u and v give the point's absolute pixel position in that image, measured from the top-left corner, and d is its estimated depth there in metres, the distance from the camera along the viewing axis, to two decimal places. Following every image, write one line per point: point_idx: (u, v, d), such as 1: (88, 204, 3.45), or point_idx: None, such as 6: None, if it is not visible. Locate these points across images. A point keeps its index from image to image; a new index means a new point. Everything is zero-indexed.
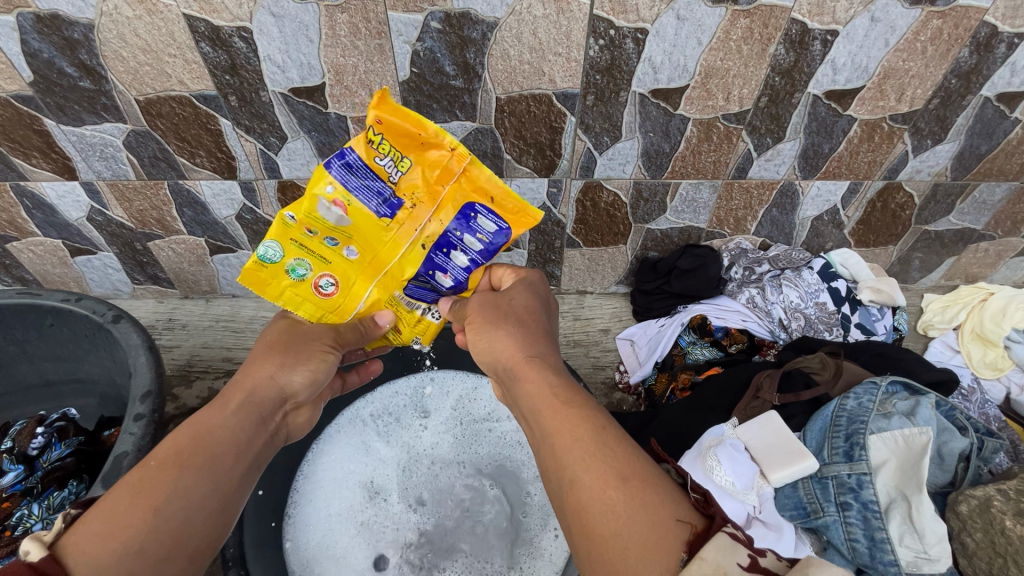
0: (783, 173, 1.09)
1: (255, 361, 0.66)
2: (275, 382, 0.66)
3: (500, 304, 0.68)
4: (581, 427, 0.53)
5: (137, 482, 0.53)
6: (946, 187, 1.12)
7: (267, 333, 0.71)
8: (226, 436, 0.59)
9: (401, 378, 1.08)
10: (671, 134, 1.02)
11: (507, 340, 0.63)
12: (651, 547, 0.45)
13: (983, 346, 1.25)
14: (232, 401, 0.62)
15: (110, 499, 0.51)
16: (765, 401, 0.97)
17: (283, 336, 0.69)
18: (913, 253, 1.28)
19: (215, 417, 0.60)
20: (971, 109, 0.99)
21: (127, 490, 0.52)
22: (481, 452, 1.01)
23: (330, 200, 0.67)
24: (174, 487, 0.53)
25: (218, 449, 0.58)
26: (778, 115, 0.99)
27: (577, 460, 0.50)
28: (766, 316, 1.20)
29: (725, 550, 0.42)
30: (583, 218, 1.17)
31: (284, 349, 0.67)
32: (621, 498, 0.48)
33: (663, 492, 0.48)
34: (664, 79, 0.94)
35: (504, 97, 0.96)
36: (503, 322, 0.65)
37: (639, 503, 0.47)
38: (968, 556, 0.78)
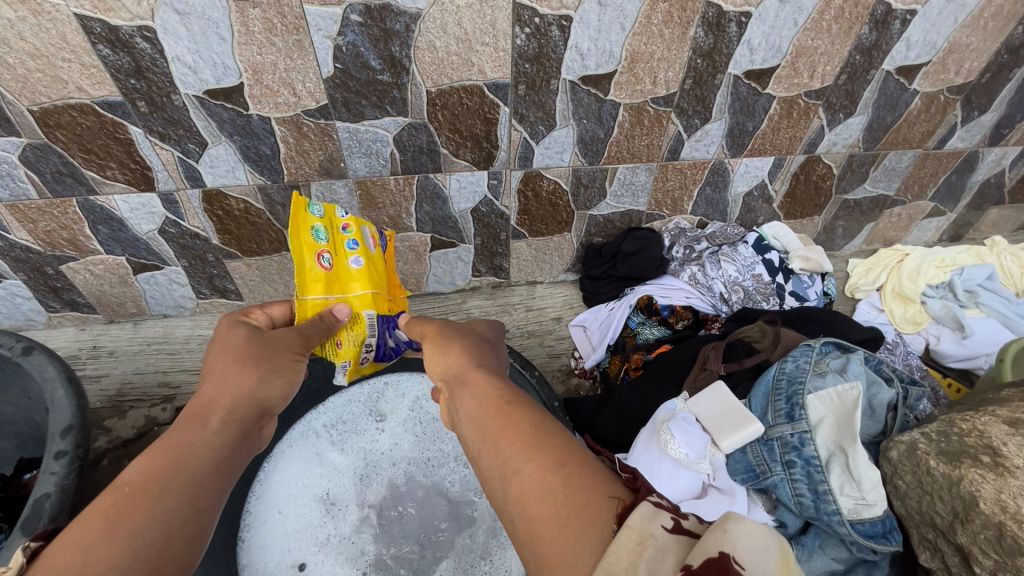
0: (713, 152, 1.13)
1: (224, 376, 0.62)
2: (249, 393, 0.62)
3: (441, 334, 0.72)
4: (524, 422, 0.53)
5: (114, 503, 0.48)
6: (860, 157, 1.20)
7: (226, 337, 0.66)
8: (204, 455, 0.55)
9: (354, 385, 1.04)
10: (605, 120, 1.04)
11: (465, 353, 0.67)
12: (584, 517, 0.43)
13: (903, 304, 1.34)
14: (207, 418, 0.58)
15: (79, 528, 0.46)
16: (712, 372, 1.00)
17: (248, 346, 0.65)
18: (836, 222, 1.35)
19: (191, 434, 0.56)
20: (875, 83, 1.06)
21: (99, 518, 0.47)
22: (444, 449, 1.00)
23: (367, 231, 0.86)
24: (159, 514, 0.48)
25: (200, 467, 0.54)
26: (703, 97, 1.03)
27: (516, 446, 0.51)
28: (708, 292, 1.22)
29: (648, 515, 0.40)
30: (526, 208, 1.18)
31: (257, 360, 0.64)
32: (560, 480, 0.47)
33: (598, 475, 0.47)
34: (592, 66, 0.95)
35: (434, 90, 0.95)
36: (454, 342, 0.69)
37: (576, 483, 0.46)
38: (901, 498, 0.81)
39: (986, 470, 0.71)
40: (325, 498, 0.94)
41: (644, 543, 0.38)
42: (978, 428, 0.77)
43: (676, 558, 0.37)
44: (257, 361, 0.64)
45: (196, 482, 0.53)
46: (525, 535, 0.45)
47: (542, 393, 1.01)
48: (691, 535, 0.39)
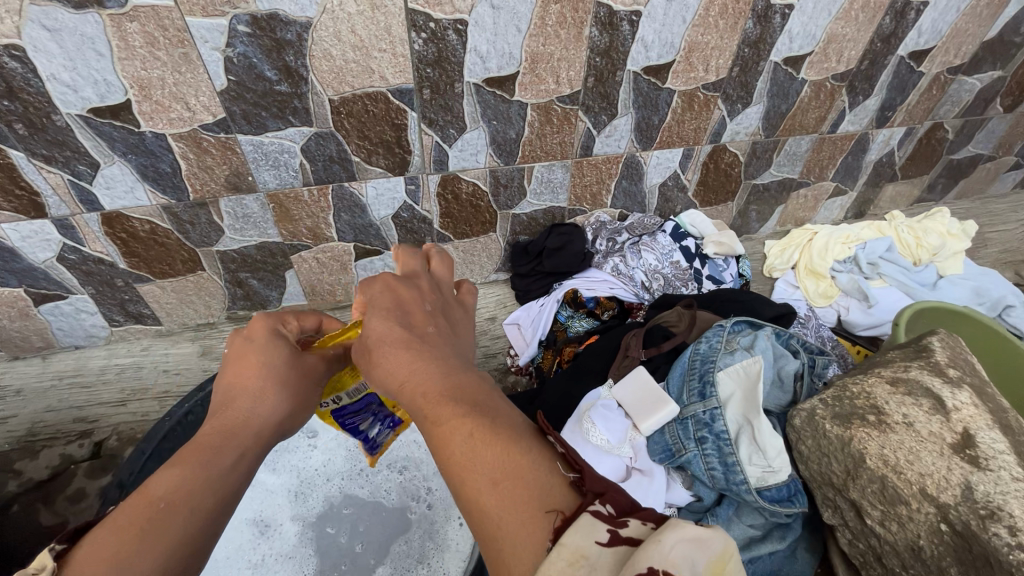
0: (624, 146, 1.18)
1: (259, 398, 0.60)
2: (267, 422, 0.59)
3: (359, 340, 0.55)
4: (459, 431, 0.44)
5: (132, 524, 0.46)
6: (762, 144, 1.27)
7: (265, 346, 0.63)
8: (229, 471, 0.53)
9: None
10: (514, 120, 1.06)
11: (389, 356, 0.52)
12: (523, 534, 0.38)
13: (816, 279, 1.42)
14: (230, 443, 0.55)
15: (99, 545, 0.44)
16: (634, 359, 1.03)
17: (286, 366, 0.62)
18: (749, 206, 1.42)
19: (224, 449, 0.54)
20: (766, 74, 1.12)
21: (128, 526, 0.46)
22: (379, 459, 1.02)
23: None
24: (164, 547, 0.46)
25: (216, 497, 0.51)
26: (606, 94, 1.06)
27: (458, 461, 0.43)
28: (629, 281, 1.25)
29: (585, 529, 0.37)
30: (448, 211, 1.19)
31: (289, 386, 0.62)
32: (495, 496, 0.41)
33: (540, 477, 0.42)
34: (494, 68, 0.97)
35: (337, 98, 0.94)
36: (371, 343, 0.53)
37: (514, 495, 0.41)
38: (805, 461, 0.84)
39: (872, 429, 0.75)
40: (255, 519, 0.92)
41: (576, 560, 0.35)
42: (866, 390, 0.81)
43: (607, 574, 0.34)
44: (282, 386, 0.61)
45: (208, 512, 0.50)
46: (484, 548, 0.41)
47: None
48: (630, 543, 0.36)
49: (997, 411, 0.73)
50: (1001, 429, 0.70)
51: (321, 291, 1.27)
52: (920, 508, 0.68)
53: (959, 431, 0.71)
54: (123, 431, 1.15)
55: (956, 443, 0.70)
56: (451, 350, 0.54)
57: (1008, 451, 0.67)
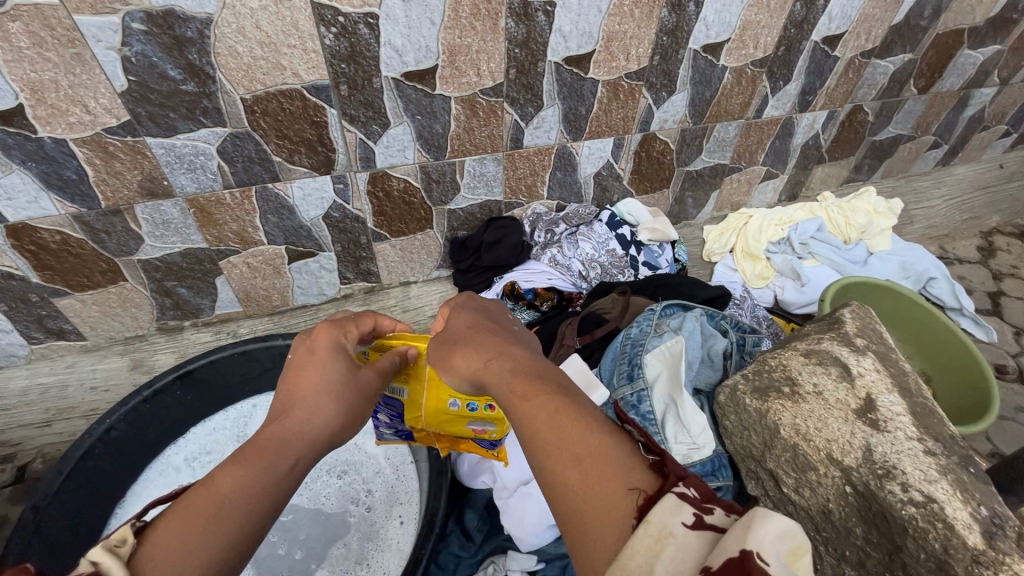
0: (554, 138, 1.19)
1: (315, 405, 0.63)
2: (323, 431, 0.63)
3: (444, 335, 0.65)
4: (547, 417, 0.52)
5: (202, 515, 0.51)
6: (691, 132, 1.29)
7: (326, 355, 0.66)
8: (288, 470, 0.59)
9: (217, 413, 1.11)
10: (439, 114, 1.05)
11: (474, 349, 0.61)
12: (608, 510, 0.45)
13: (752, 261, 1.47)
14: (288, 448, 0.60)
15: (175, 530, 0.49)
16: (569, 347, 1.05)
17: (342, 377, 0.65)
18: (685, 193, 1.45)
19: (286, 449, 0.59)
20: (687, 61, 1.15)
21: (197, 512, 0.51)
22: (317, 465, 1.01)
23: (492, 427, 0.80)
24: (229, 542, 0.51)
25: (272, 499, 0.56)
26: (530, 85, 1.07)
27: (543, 441, 0.50)
28: (567, 271, 1.26)
29: (669, 510, 0.41)
30: (381, 209, 1.17)
31: (342, 397, 0.65)
32: (577, 475, 0.48)
33: (616, 462, 0.47)
34: (412, 62, 0.96)
35: (249, 97, 0.92)
36: (456, 341, 0.63)
37: (594, 475, 0.47)
38: (729, 436, 0.87)
39: (785, 399, 0.78)
40: None
41: (664, 538, 0.40)
42: (782, 363, 0.82)
43: (694, 556, 0.39)
44: (338, 399, 0.64)
45: (262, 512, 0.54)
46: (566, 519, 0.47)
47: None
48: (713, 529, 0.40)
49: (898, 375, 0.76)
50: (900, 392, 0.73)
51: (255, 296, 1.24)
52: (826, 472, 0.70)
53: (862, 397, 0.73)
54: (48, 452, 1.09)
55: (859, 408, 0.72)
56: (532, 351, 0.62)
57: (904, 413, 0.70)
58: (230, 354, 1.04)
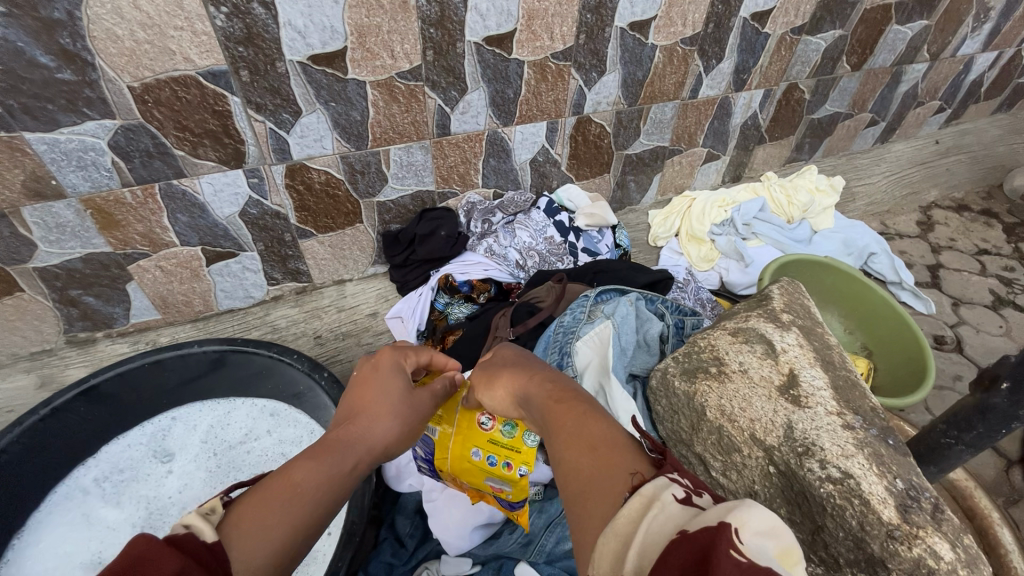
0: (483, 123, 1.15)
1: (376, 418, 0.70)
2: (376, 443, 0.68)
3: (492, 364, 0.74)
4: (572, 418, 0.56)
5: (274, 495, 0.57)
6: (626, 114, 1.27)
7: (392, 376, 0.74)
8: (346, 474, 0.64)
9: (133, 429, 1.01)
10: (354, 100, 1.00)
11: (519, 372, 0.69)
12: (609, 485, 0.45)
13: (698, 244, 1.46)
14: (346, 453, 0.65)
15: (253, 505, 0.56)
16: (502, 338, 1.01)
17: (400, 396, 0.72)
18: (627, 177, 1.43)
19: (347, 454, 0.65)
20: (614, 40, 1.12)
21: (271, 497, 0.57)
22: (240, 476, 0.97)
23: (506, 486, 0.76)
24: (288, 523, 0.56)
25: (329, 493, 0.61)
26: (451, 67, 1.03)
27: (565, 438, 0.54)
28: (504, 261, 1.22)
29: (661, 485, 0.42)
30: (303, 203, 1.11)
31: (398, 415, 0.71)
32: (587, 463, 0.49)
33: (623, 452, 0.48)
34: (317, 44, 0.91)
35: (137, 85, 0.85)
36: (500, 368, 0.71)
37: (600, 459, 0.49)
38: (661, 422, 0.85)
39: (711, 379, 0.75)
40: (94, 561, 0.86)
41: (651, 503, 0.40)
42: (710, 343, 0.80)
43: (677, 521, 0.37)
44: (397, 416, 0.71)
45: (319, 505, 0.59)
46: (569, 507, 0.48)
47: (332, 394, 0.95)
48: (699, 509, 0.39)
49: (822, 349, 0.74)
50: (822, 366, 0.71)
51: (174, 302, 1.15)
52: (750, 453, 0.68)
53: (786, 373, 0.71)
54: None
55: (782, 384, 0.70)
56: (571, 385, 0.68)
57: (824, 387, 0.68)
58: (142, 365, 0.96)
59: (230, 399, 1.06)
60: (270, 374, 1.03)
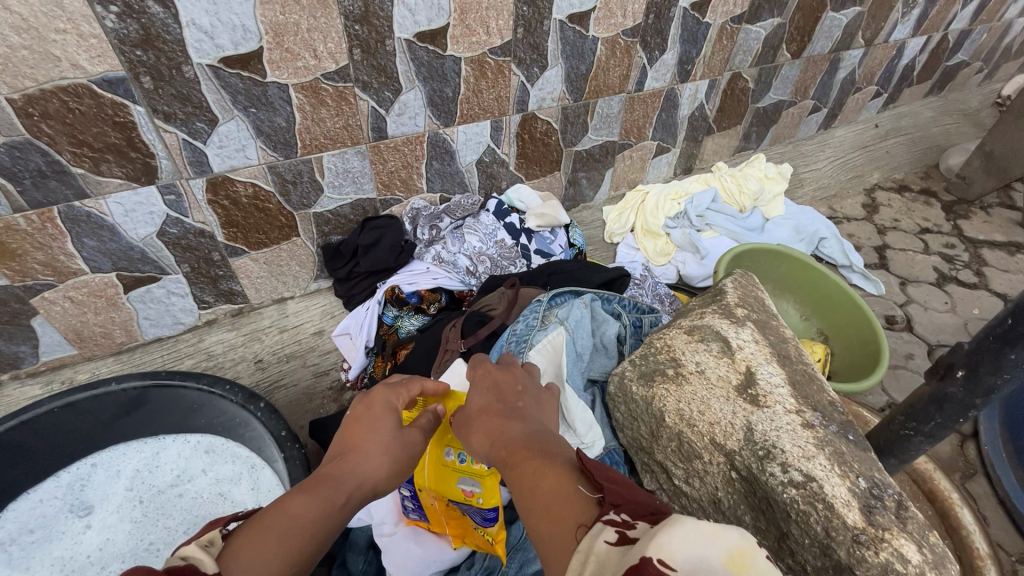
0: (422, 124, 1.09)
1: (370, 454, 0.61)
2: (367, 483, 0.60)
3: (462, 411, 0.67)
4: (534, 469, 0.53)
5: (266, 535, 0.50)
6: (573, 109, 1.23)
7: (384, 406, 0.66)
8: (338, 514, 0.56)
9: (46, 481, 0.90)
10: (277, 105, 0.92)
11: (484, 417, 0.63)
12: (557, 541, 0.44)
13: (653, 239, 1.44)
14: (338, 491, 0.57)
15: (245, 543, 0.49)
16: (454, 351, 0.95)
17: (396, 430, 0.64)
18: (578, 174, 1.39)
19: (340, 491, 0.57)
20: (554, 34, 1.08)
21: (267, 530, 0.51)
22: (171, 524, 0.88)
23: (478, 487, 0.70)
24: (277, 571, 0.49)
25: (318, 538, 0.53)
26: (381, 67, 0.96)
27: (524, 491, 0.51)
28: (454, 268, 1.17)
29: (595, 531, 0.42)
30: (230, 218, 1.02)
31: (395, 451, 0.62)
32: (541, 516, 0.48)
33: (570, 501, 0.47)
34: (228, 45, 0.82)
35: (18, 97, 0.74)
36: (469, 413, 0.65)
37: (549, 510, 0.47)
38: (620, 429, 0.81)
39: (669, 383, 0.71)
40: None
41: (588, 555, 0.40)
42: (666, 343, 0.77)
43: (610, 568, 0.38)
44: (390, 454, 0.62)
45: (311, 548, 0.52)
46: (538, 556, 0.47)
47: (270, 425, 0.88)
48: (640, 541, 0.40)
49: (778, 343, 0.72)
50: (779, 361, 0.69)
51: (90, 335, 1.04)
52: (711, 459, 0.65)
53: (743, 371, 0.68)
54: None
55: (739, 384, 0.67)
56: (534, 421, 0.63)
57: (782, 384, 0.65)
58: (51, 410, 0.87)
59: (158, 438, 0.96)
60: (201, 408, 0.95)
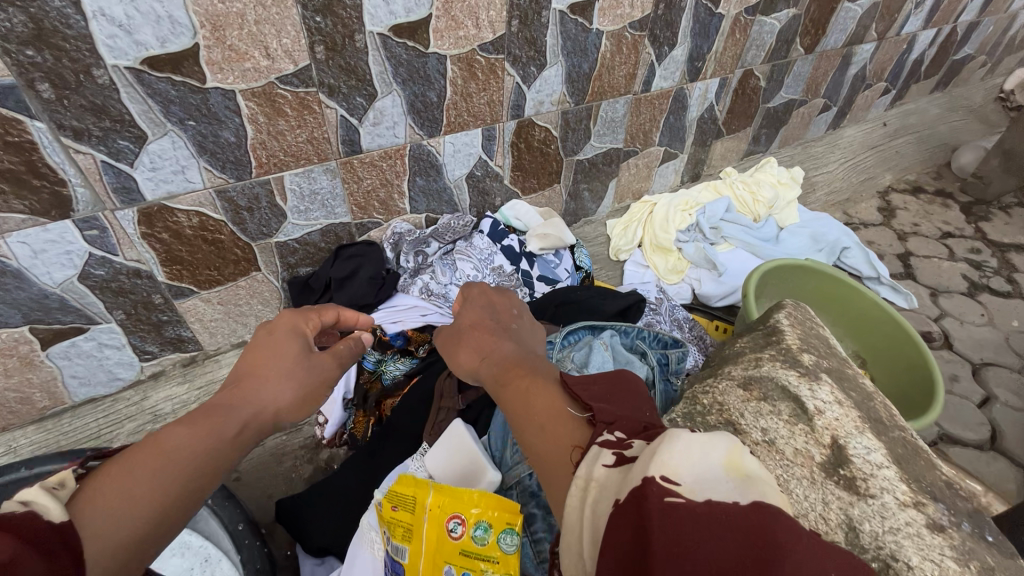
0: (403, 135, 0.92)
1: (273, 380, 0.54)
2: (269, 410, 0.52)
3: (451, 327, 0.64)
4: (528, 389, 0.50)
5: (134, 468, 0.42)
6: (573, 114, 1.09)
7: (286, 332, 0.58)
8: (233, 444, 0.48)
9: None
10: (223, 117, 0.75)
11: (475, 337, 0.60)
12: (553, 462, 0.43)
13: (664, 255, 1.30)
14: (228, 421, 0.49)
15: (109, 478, 0.41)
16: (450, 410, 0.78)
17: (299, 355, 0.56)
18: (579, 186, 1.24)
19: (233, 419, 0.49)
20: (554, 26, 0.93)
21: (136, 463, 0.42)
22: None
23: None
24: (148, 505, 0.41)
25: (207, 468, 0.45)
26: (351, 67, 0.80)
27: (518, 408, 0.49)
28: (445, 302, 1.00)
29: (591, 457, 0.40)
30: (173, 253, 0.84)
31: (302, 377, 0.55)
32: (538, 437, 0.46)
33: (565, 424, 0.45)
34: (153, 42, 0.65)
35: None
36: (459, 331, 0.62)
37: (545, 429, 0.45)
38: None
39: None
40: None
41: (588, 484, 0.38)
42: (717, 400, 0.61)
43: (611, 490, 0.36)
44: (295, 379, 0.55)
45: (195, 483, 0.44)
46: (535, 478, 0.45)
47: (222, 515, 0.69)
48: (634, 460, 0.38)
49: (864, 403, 0.57)
50: (873, 430, 0.54)
51: (2, 402, 0.85)
52: None
53: (828, 445, 0.53)
54: None
55: (826, 462, 0.52)
56: (526, 343, 0.60)
57: (886, 463, 0.50)
58: None
59: None
60: None
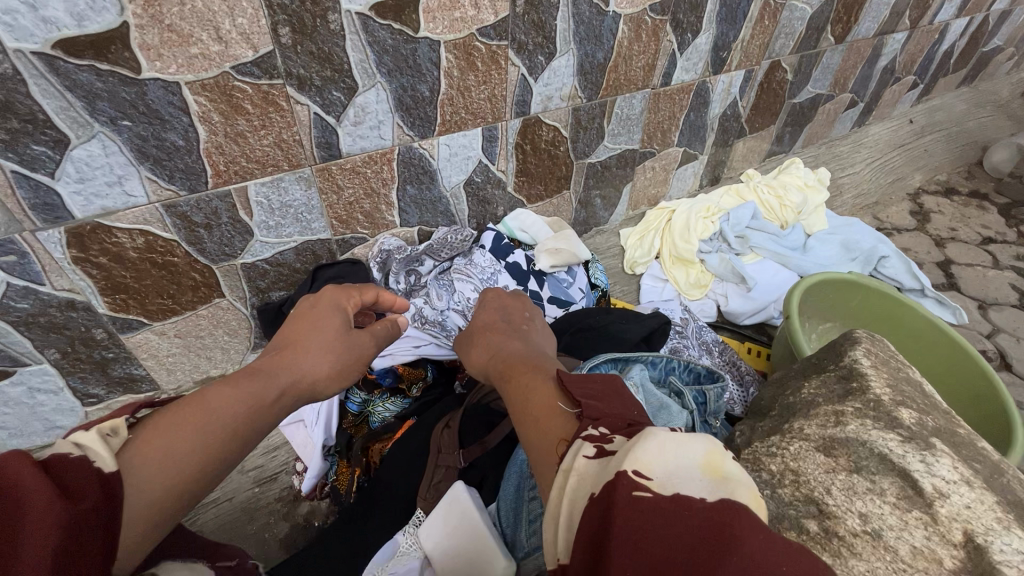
0: (390, 137, 0.79)
1: (311, 352, 0.51)
2: (304, 383, 0.49)
3: (466, 328, 0.62)
4: (528, 383, 0.45)
5: (180, 421, 0.39)
6: (586, 111, 0.95)
7: (328, 307, 0.56)
8: (269, 415, 0.45)
9: None
10: (167, 116, 0.61)
11: (485, 337, 0.57)
12: (538, 454, 0.37)
13: (685, 268, 1.17)
14: (268, 386, 0.46)
15: (160, 427, 0.38)
16: (449, 469, 0.64)
17: (339, 330, 0.54)
18: (591, 193, 1.11)
19: (271, 387, 0.46)
20: (565, 8, 0.80)
21: (183, 416, 0.39)
22: None
23: None
24: (189, 461, 0.38)
25: (246, 432, 0.43)
26: (325, 55, 0.66)
27: (518, 401, 0.44)
28: (442, 330, 0.85)
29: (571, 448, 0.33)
30: (116, 280, 0.70)
31: (337, 353, 0.52)
32: (529, 431, 0.40)
33: (556, 413, 0.39)
34: (67, 20, 0.51)
35: None
36: (476, 330, 0.59)
37: (535, 421, 0.40)
38: None
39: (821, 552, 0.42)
40: None
41: (567, 475, 0.32)
42: (791, 466, 0.49)
43: (588, 483, 0.30)
44: (334, 355, 0.52)
45: (232, 446, 0.41)
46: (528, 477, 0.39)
47: None
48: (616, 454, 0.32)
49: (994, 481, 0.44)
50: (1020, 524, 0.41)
51: None
52: None
53: (959, 543, 0.40)
54: None
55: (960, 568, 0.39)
56: (537, 343, 0.55)
57: None
58: None
59: None
60: None
